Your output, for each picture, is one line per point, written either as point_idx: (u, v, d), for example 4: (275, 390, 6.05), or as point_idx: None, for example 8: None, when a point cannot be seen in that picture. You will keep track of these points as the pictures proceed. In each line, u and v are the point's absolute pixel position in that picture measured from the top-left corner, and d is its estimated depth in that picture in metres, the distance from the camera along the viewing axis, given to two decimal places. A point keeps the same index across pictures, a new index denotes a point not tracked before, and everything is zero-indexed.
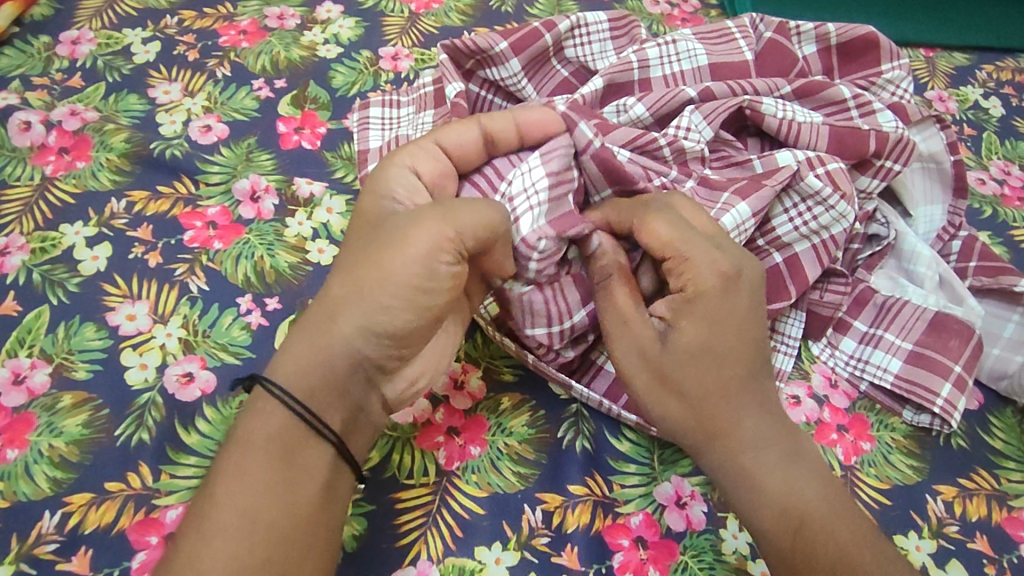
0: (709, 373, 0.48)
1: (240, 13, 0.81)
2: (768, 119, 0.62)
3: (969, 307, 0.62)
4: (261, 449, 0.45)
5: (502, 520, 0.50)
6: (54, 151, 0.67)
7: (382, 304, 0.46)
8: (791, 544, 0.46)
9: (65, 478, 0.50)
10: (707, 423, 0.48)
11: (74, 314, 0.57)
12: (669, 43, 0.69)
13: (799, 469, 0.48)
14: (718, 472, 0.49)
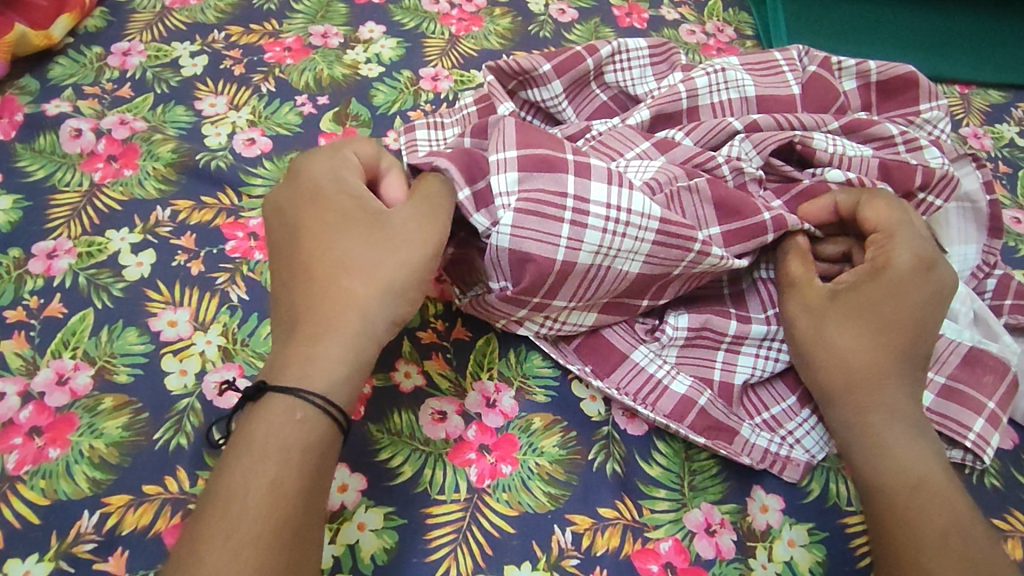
0: (865, 334, 0.55)
1: (286, 31, 0.83)
2: (819, 154, 0.62)
3: (1004, 343, 0.61)
4: (286, 429, 0.44)
5: (532, 540, 0.50)
6: (103, 158, 0.68)
7: (369, 270, 0.50)
8: (904, 502, 0.49)
9: (104, 479, 0.51)
10: (863, 374, 0.54)
11: (118, 318, 0.58)
12: (717, 72, 0.69)
13: (922, 442, 0.52)
14: (845, 427, 0.53)
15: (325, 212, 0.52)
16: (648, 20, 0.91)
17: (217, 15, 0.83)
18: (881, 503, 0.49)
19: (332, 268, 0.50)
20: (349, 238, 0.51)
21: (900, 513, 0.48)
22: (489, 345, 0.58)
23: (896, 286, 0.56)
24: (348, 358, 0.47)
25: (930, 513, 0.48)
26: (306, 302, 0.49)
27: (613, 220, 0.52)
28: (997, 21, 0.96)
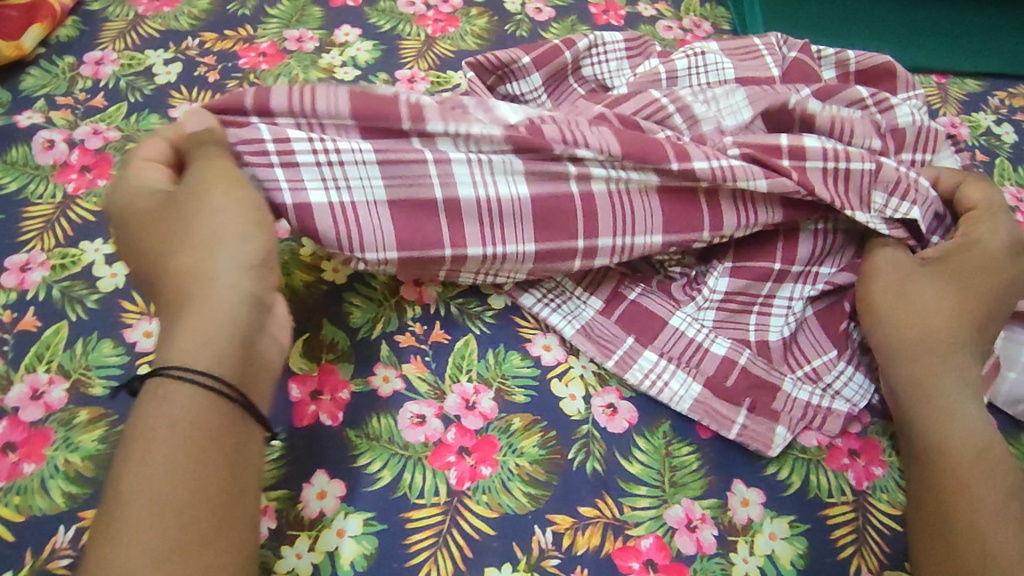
0: (938, 298, 0.57)
1: (260, 36, 0.82)
2: (818, 117, 0.64)
3: None
4: (169, 410, 0.43)
5: (513, 541, 0.50)
6: (77, 169, 0.68)
7: (216, 247, 0.49)
8: (970, 461, 0.51)
9: (79, 493, 0.50)
10: (939, 338, 0.56)
11: (92, 331, 0.58)
12: (697, 55, 0.71)
13: (976, 405, 0.54)
14: (909, 386, 0.55)
15: (179, 203, 0.51)
16: (625, 16, 0.91)
17: (191, 22, 0.83)
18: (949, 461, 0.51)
19: (186, 250, 0.49)
20: (181, 223, 0.50)
21: (970, 473, 0.50)
22: (468, 347, 0.58)
23: (988, 262, 0.58)
24: (200, 328, 0.46)
25: (992, 478, 0.50)
26: (169, 290, 0.48)
27: (325, 156, 0.54)
28: (973, 10, 0.96)
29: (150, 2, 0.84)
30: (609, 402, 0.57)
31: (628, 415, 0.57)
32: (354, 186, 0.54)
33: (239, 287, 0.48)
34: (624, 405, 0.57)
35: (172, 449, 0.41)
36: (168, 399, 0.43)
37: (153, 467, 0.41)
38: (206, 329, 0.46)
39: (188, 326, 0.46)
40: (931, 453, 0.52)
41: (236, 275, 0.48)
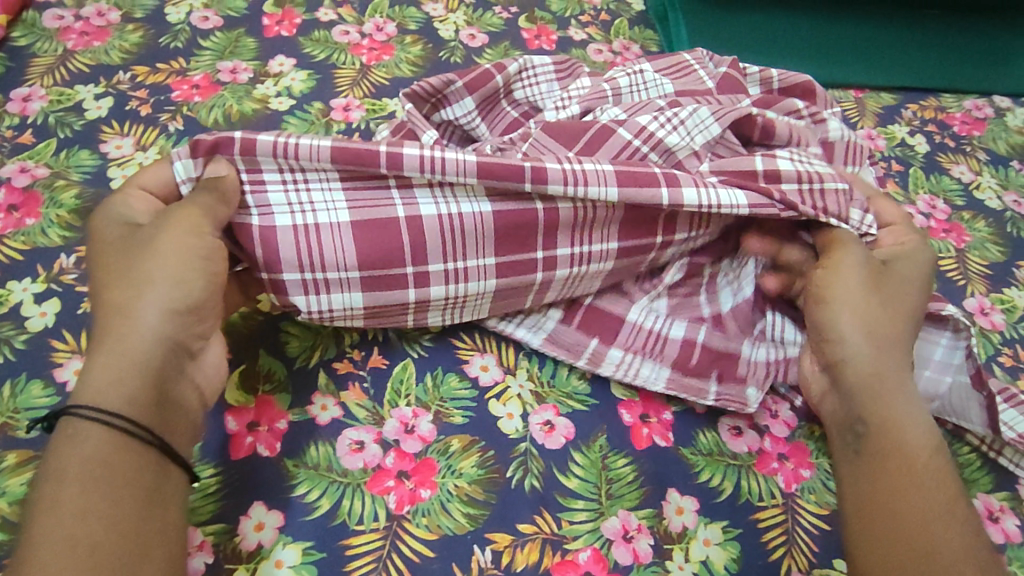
0: (888, 312, 0.58)
1: (193, 68, 0.82)
2: (778, 127, 0.67)
3: (928, 319, 0.64)
4: (76, 450, 0.43)
5: (452, 562, 0.51)
6: (3, 208, 0.67)
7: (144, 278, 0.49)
8: (915, 478, 0.51)
9: (7, 538, 0.49)
10: (890, 352, 0.56)
11: (21, 371, 0.57)
12: (636, 73, 0.74)
13: (923, 426, 0.54)
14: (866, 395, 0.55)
15: (128, 235, 0.52)
16: (557, 41, 0.93)
17: (122, 55, 0.82)
18: (899, 460, 0.52)
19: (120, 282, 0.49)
20: (122, 256, 0.50)
21: (918, 474, 0.51)
22: (407, 371, 0.59)
23: (923, 276, 0.60)
24: (119, 369, 0.46)
25: (938, 477, 0.51)
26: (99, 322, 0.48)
27: (293, 185, 0.54)
28: (888, 26, 1.00)
29: (80, 36, 0.84)
30: (546, 419, 0.58)
31: (565, 430, 0.58)
32: (319, 210, 0.54)
33: (159, 330, 0.48)
34: (561, 421, 0.58)
35: (81, 485, 0.42)
36: (78, 437, 0.44)
37: (68, 503, 0.42)
38: (122, 367, 0.46)
39: (109, 359, 0.46)
40: (881, 453, 0.53)
41: (159, 318, 0.48)
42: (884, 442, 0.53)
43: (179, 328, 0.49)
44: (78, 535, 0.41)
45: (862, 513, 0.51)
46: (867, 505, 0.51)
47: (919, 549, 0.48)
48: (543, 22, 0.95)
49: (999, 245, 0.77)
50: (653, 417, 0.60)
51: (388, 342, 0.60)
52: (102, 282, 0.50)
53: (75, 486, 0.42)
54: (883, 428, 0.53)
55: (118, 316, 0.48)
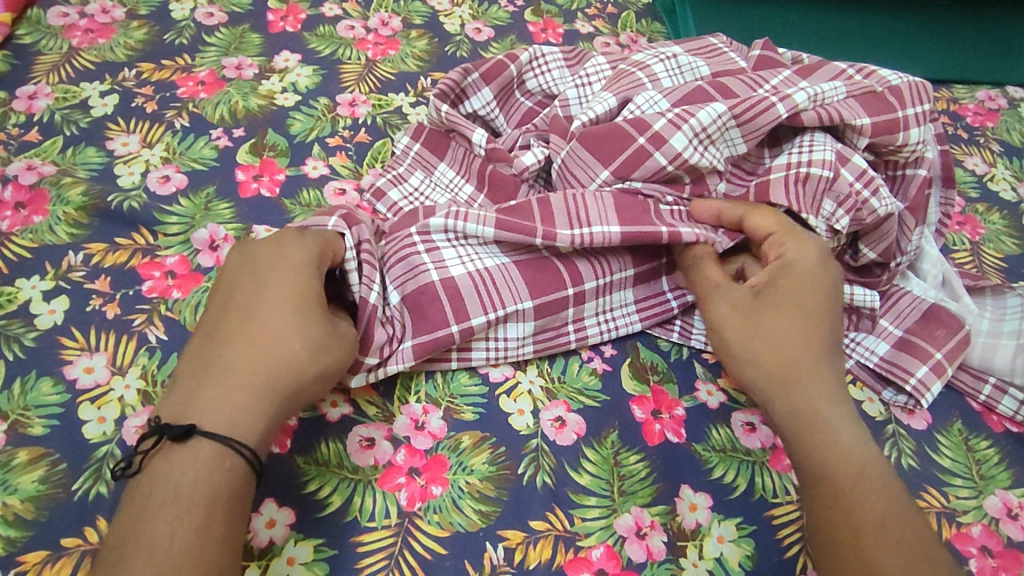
0: (791, 324, 0.57)
1: (199, 64, 0.82)
2: (804, 116, 0.64)
3: (965, 305, 0.67)
4: (195, 470, 0.45)
5: (465, 559, 0.50)
6: (11, 206, 0.67)
7: (277, 325, 0.50)
8: (852, 484, 0.51)
9: (19, 536, 0.49)
10: (783, 368, 0.56)
11: (31, 369, 0.57)
12: (670, 59, 0.73)
13: (845, 421, 0.54)
14: (788, 416, 0.55)
15: (260, 272, 0.53)
16: (563, 34, 0.93)
17: (127, 52, 0.82)
18: (829, 491, 0.51)
19: (251, 323, 0.50)
20: (256, 294, 0.52)
21: (853, 503, 0.50)
22: (416, 367, 0.59)
23: (815, 282, 0.58)
24: (257, 411, 0.48)
25: (873, 496, 0.50)
26: (229, 355, 0.49)
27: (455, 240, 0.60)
28: (896, 19, 0.99)
29: (85, 33, 0.83)
30: (557, 415, 0.58)
31: (577, 426, 0.57)
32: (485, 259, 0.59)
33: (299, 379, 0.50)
34: (572, 417, 0.58)
35: (187, 507, 0.44)
36: (193, 461, 0.45)
37: (173, 522, 0.43)
38: (256, 408, 0.48)
39: (231, 390, 0.48)
40: (807, 474, 0.52)
41: (303, 366, 0.50)
42: (816, 479, 0.52)
43: (308, 388, 0.51)
44: (187, 554, 0.42)
45: (821, 554, 0.50)
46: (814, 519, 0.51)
47: (852, 563, 0.48)
48: (550, 15, 0.95)
49: (1012, 237, 0.76)
50: (665, 413, 0.59)
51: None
52: (230, 315, 0.51)
53: (199, 511, 0.44)
54: (810, 465, 0.53)
55: (258, 355, 0.49)
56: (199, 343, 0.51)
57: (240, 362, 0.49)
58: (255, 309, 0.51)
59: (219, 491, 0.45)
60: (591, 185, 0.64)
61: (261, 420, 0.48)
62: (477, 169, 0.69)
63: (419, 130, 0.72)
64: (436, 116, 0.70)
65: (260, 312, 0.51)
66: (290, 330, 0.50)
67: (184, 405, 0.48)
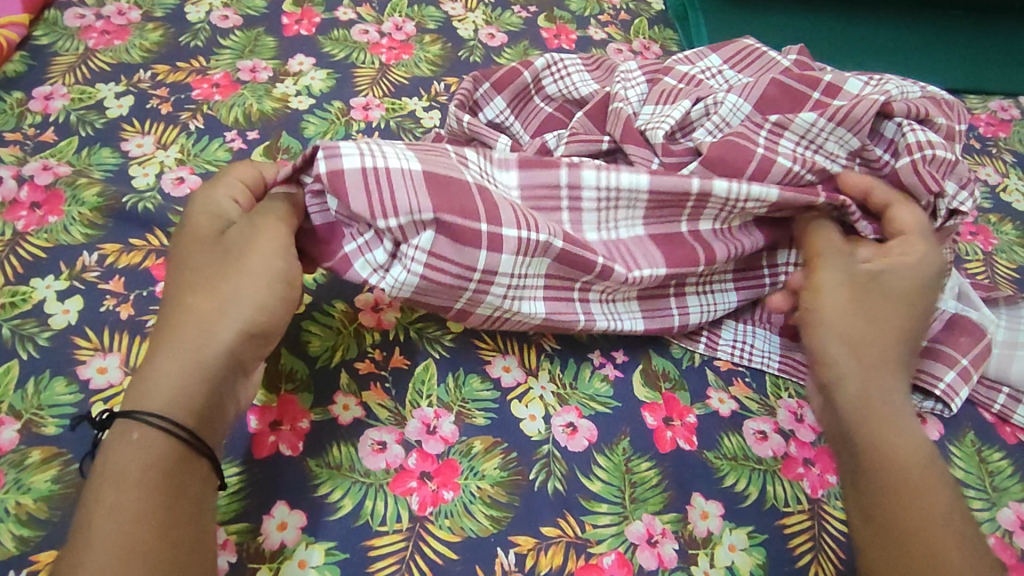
0: (897, 316, 0.56)
1: (214, 67, 0.82)
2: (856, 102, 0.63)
3: (984, 314, 0.66)
4: (139, 452, 0.45)
5: (476, 564, 0.50)
6: (26, 206, 0.67)
7: (222, 286, 0.50)
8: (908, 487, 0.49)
9: (32, 536, 0.50)
10: (875, 357, 0.54)
11: (44, 368, 0.57)
12: (714, 77, 0.74)
13: (908, 428, 0.52)
14: (853, 406, 0.52)
15: (212, 232, 0.52)
16: (576, 40, 0.93)
17: (142, 54, 0.83)
18: (890, 481, 0.50)
19: (205, 285, 0.50)
20: (204, 258, 0.52)
21: (918, 491, 0.49)
22: (428, 372, 0.58)
23: (915, 286, 0.57)
24: (197, 378, 0.47)
25: (937, 491, 0.49)
26: (173, 319, 0.49)
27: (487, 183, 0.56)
28: (909, 28, 0.99)
29: (101, 35, 0.84)
30: (569, 421, 0.58)
31: (588, 432, 0.57)
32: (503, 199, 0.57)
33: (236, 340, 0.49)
34: (583, 423, 0.58)
35: (133, 490, 0.43)
36: (142, 443, 0.45)
37: (112, 504, 0.43)
38: (191, 372, 0.47)
39: (171, 364, 0.47)
40: (879, 474, 0.50)
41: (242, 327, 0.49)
42: (873, 466, 0.50)
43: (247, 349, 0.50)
44: (125, 545, 0.42)
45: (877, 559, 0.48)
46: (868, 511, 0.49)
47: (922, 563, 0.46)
48: (563, 21, 0.95)
49: None
50: (676, 421, 0.59)
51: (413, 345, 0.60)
52: (180, 278, 0.51)
53: (139, 490, 0.43)
54: (873, 453, 0.51)
55: (199, 319, 0.49)
56: (163, 307, 0.50)
57: (175, 335, 0.49)
58: (200, 271, 0.51)
59: (153, 462, 0.44)
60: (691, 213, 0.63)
61: (184, 386, 0.47)
62: None
63: (437, 141, 0.72)
64: (456, 126, 0.71)
65: (207, 272, 0.51)
66: (232, 292, 0.50)
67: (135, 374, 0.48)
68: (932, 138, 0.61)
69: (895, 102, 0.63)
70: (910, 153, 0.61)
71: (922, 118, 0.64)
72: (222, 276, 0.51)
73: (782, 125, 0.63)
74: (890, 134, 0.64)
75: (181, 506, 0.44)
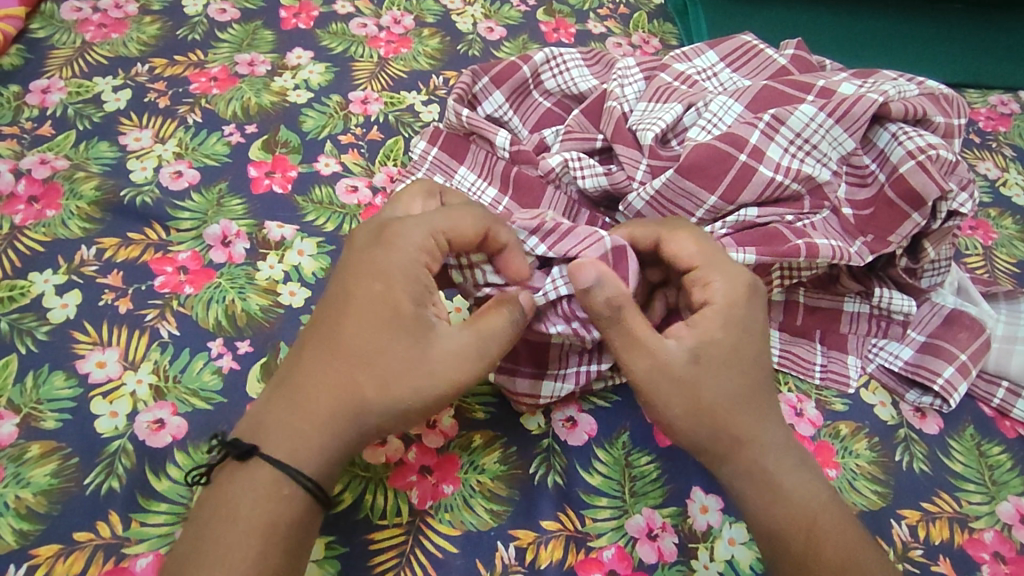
0: (736, 377, 0.51)
1: (211, 60, 0.82)
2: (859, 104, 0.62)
3: (983, 309, 0.66)
4: (268, 504, 0.45)
5: (476, 558, 0.50)
6: (24, 199, 0.67)
7: (388, 365, 0.48)
8: (803, 544, 0.48)
9: (31, 530, 0.50)
10: (733, 429, 0.50)
11: (43, 363, 0.57)
12: (712, 76, 0.74)
13: (805, 472, 0.51)
14: (740, 478, 0.50)
15: (381, 277, 0.50)
16: (575, 34, 0.93)
17: (140, 47, 0.82)
18: (791, 550, 0.49)
19: (356, 351, 0.48)
20: (371, 321, 0.49)
21: (817, 555, 0.48)
22: None
23: (737, 330, 0.52)
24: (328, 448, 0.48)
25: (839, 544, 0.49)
26: (316, 374, 0.48)
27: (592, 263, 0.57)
28: (907, 21, 0.99)
29: (98, 28, 0.83)
30: (569, 415, 0.58)
31: (588, 427, 0.57)
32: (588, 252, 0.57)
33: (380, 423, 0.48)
34: (584, 417, 0.58)
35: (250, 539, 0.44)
36: (253, 478, 0.46)
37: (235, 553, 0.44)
38: (323, 443, 0.47)
39: (298, 417, 0.47)
40: (770, 531, 0.49)
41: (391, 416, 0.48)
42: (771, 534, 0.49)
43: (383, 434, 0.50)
44: None
45: None
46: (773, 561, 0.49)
47: None
48: (562, 15, 0.94)
49: None
50: None
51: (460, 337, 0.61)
52: (332, 322, 0.50)
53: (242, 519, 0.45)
54: (770, 523, 0.49)
55: (346, 387, 0.48)
56: (315, 353, 0.49)
57: (315, 378, 0.48)
58: (353, 325, 0.49)
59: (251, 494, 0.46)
60: (699, 212, 0.63)
61: (323, 451, 0.47)
62: (500, 171, 0.68)
63: (435, 134, 0.71)
64: (456, 121, 0.71)
65: (360, 335, 0.49)
66: (399, 389, 0.48)
67: (254, 423, 0.48)
68: (931, 141, 0.61)
69: (892, 103, 0.63)
70: (912, 156, 0.61)
71: (919, 118, 0.64)
72: (382, 333, 0.48)
73: (780, 119, 0.63)
74: (882, 143, 0.64)
75: (292, 544, 0.45)
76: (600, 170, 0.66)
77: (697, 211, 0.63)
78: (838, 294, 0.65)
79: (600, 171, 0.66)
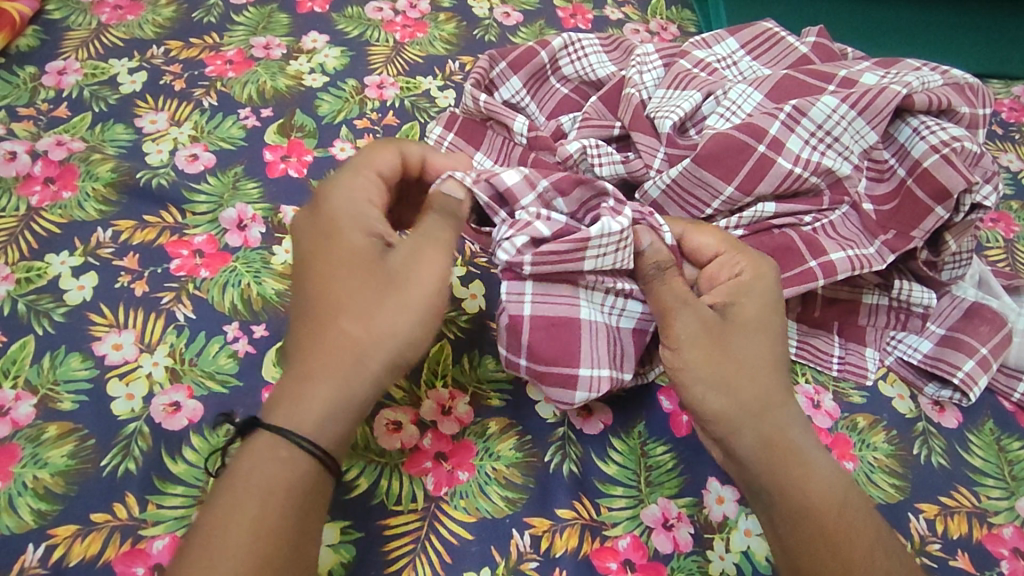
0: (763, 345, 0.52)
1: (227, 43, 0.82)
2: (884, 95, 0.61)
3: (1005, 303, 0.66)
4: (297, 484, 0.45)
5: (491, 545, 0.50)
6: (40, 181, 0.67)
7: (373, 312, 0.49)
8: (835, 519, 0.48)
9: (49, 510, 0.50)
10: (757, 397, 0.50)
11: (60, 344, 0.57)
12: (731, 66, 0.73)
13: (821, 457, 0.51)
14: (763, 446, 0.50)
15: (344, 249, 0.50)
16: (593, 20, 0.92)
17: (155, 30, 0.82)
18: (814, 528, 0.48)
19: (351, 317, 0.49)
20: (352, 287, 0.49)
21: (846, 530, 0.48)
22: (443, 351, 0.58)
23: (764, 307, 0.53)
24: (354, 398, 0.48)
25: (858, 529, 0.48)
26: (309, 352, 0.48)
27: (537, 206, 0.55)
28: None
29: (113, 10, 0.83)
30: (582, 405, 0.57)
31: (603, 416, 0.57)
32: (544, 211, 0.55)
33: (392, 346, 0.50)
34: (599, 407, 0.57)
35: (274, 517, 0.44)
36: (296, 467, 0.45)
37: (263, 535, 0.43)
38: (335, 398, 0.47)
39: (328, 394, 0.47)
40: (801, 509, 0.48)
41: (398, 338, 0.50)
42: (790, 509, 0.49)
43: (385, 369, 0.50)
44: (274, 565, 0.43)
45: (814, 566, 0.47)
46: (792, 540, 0.48)
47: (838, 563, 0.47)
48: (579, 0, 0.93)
49: None
50: None
51: (486, 334, 0.60)
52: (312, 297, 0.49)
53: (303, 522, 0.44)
54: (793, 501, 0.49)
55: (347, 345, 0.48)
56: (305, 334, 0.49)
57: (328, 360, 0.48)
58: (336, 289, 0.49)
59: (294, 485, 0.45)
60: (714, 203, 0.62)
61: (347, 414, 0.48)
62: (516, 157, 0.68)
63: (451, 120, 0.72)
64: (472, 106, 0.70)
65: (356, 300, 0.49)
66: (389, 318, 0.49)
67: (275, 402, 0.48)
68: (955, 134, 0.61)
69: (916, 94, 0.62)
70: (937, 150, 0.60)
71: (943, 109, 0.63)
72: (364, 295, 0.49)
73: (801, 110, 0.62)
74: (903, 138, 0.63)
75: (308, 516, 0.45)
76: (618, 158, 0.65)
77: (713, 203, 0.62)
78: (857, 286, 0.64)
79: (618, 158, 0.65)
